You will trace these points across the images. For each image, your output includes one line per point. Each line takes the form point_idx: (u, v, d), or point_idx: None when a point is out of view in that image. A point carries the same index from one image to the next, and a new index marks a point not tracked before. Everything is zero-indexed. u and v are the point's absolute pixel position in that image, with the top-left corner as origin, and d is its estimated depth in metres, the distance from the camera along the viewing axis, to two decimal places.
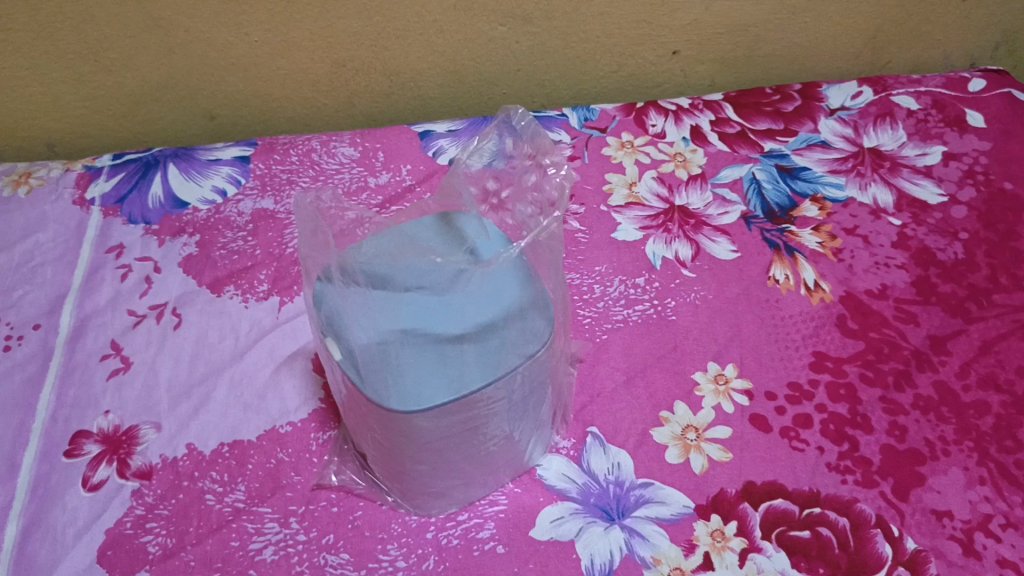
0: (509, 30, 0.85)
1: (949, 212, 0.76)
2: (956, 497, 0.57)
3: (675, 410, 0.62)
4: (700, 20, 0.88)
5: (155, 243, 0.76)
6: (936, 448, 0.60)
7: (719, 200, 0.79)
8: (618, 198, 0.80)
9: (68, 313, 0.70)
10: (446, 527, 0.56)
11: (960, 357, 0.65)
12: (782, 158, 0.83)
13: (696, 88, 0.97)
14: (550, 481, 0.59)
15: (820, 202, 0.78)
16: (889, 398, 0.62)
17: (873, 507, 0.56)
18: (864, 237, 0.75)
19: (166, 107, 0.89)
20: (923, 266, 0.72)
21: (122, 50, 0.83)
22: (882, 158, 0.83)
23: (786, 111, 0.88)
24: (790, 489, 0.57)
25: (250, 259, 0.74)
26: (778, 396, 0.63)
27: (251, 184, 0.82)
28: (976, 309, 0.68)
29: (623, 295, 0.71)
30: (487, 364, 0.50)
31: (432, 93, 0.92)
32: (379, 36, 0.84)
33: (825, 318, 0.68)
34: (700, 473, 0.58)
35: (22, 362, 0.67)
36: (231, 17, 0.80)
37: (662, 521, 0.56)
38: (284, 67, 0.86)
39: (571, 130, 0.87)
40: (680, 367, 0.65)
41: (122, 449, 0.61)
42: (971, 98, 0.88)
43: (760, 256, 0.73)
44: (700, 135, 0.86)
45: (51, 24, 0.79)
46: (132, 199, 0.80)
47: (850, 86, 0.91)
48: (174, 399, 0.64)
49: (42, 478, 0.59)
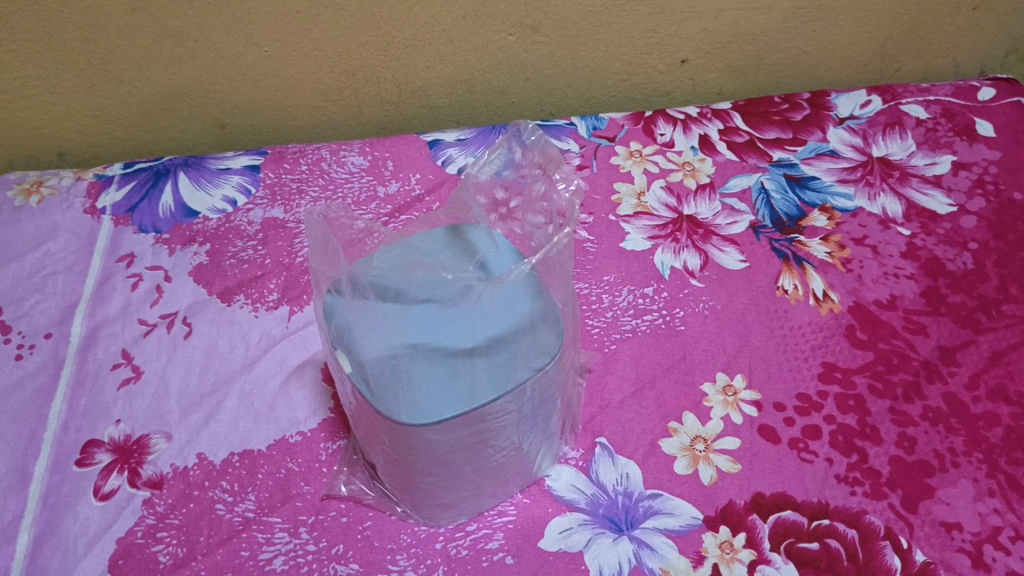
0: (518, 40, 0.85)
1: (959, 222, 0.76)
2: (966, 509, 0.57)
3: (683, 421, 0.62)
4: (708, 29, 0.88)
5: (166, 252, 0.77)
6: (946, 460, 0.60)
7: (727, 210, 0.79)
8: (627, 207, 0.80)
9: (79, 322, 0.71)
10: (455, 537, 0.56)
11: (969, 368, 0.65)
12: (791, 167, 0.83)
13: (705, 97, 0.97)
14: (559, 492, 0.59)
15: (829, 212, 0.78)
16: (898, 409, 0.62)
17: (882, 519, 0.56)
18: (873, 247, 0.75)
19: (177, 116, 0.90)
20: (932, 276, 0.72)
21: (133, 61, 0.83)
22: (892, 167, 0.83)
23: (795, 120, 0.89)
24: (799, 501, 0.57)
25: (260, 269, 0.75)
26: (787, 407, 0.63)
27: (261, 193, 0.82)
28: (986, 320, 0.68)
29: (632, 305, 0.71)
30: (497, 378, 0.50)
31: (441, 102, 0.92)
32: (388, 46, 0.84)
33: (834, 328, 0.68)
34: (709, 485, 0.58)
35: (34, 371, 0.67)
36: (241, 27, 0.81)
37: (671, 533, 0.56)
38: (294, 76, 0.86)
39: (579, 139, 0.87)
40: (689, 377, 0.65)
41: (133, 459, 0.61)
42: (981, 108, 0.88)
43: (768, 266, 0.74)
44: (708, 143, 0.86)
45: (63, 34, 0.80)
46: (143, 208, 0.81)
47: (859, 95, 0.91)
48: (185, 408, 0.64)
49: (54, 487, 0.60)
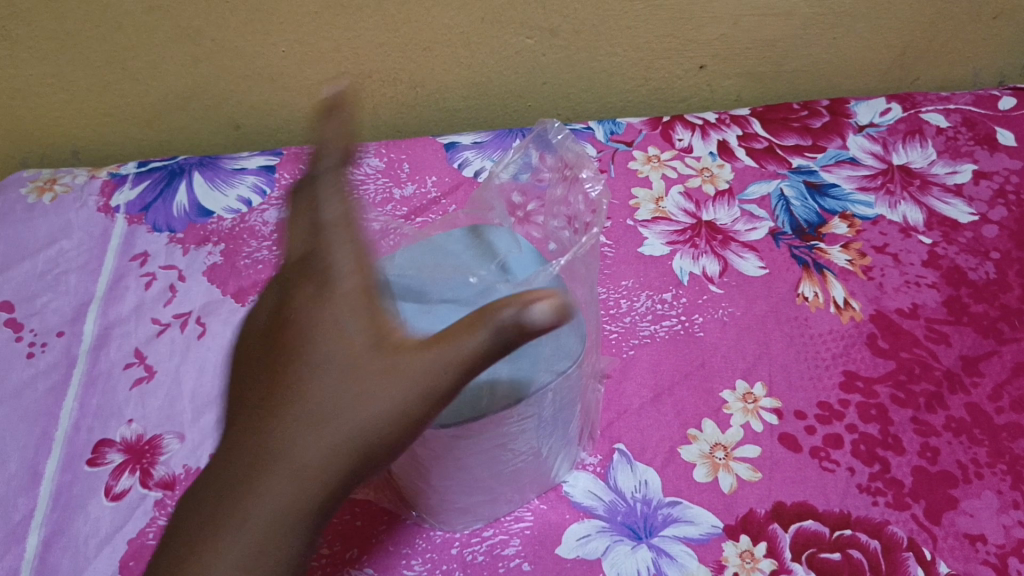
0: (536, 43, 0.85)
1: (981, 231, 0.76)
2: (990, 521, 0.56)
3: (703, 428, 0.62)
4: (727, 35, 0.87)
5: (180, 252, 0.76)
6: (969, 471, 0.59)
7: (746, 216, 0.78)
8: (644, 213, 0.79)
9: (92, 321, 0.70)
10: (471, 543, 0.56)
11: (992, 378, 0.64)
12: (810, 174, 0.82)
13: (722, 103, 0.97)
14: (576, 498, 0.58)
15: (849, 219, 0.78)
16: (920, 419, 0.62)
17: (905, 530, 0.56)
18: (894, 255, 0.74)
19: (193, 116, 0.90)
20: (954, 286, 0.71)
21: (149, 59, 0.83)
22: (912, 176, 0.82)
23: (814, 127, 0.88)
24: (821, 511, 0.56)
25: (275, 269, 0.74)
26: (808, 415, 0.62)
27: (276, 194, 0.82)
28: (1008, 330, 0.67)
29: (650, 311, 0.70)
30: (519, 382, 0.49)
31: (458, 105, 0.91)
32: (406, 48, 0.84)
33: (855, 336, 0.67)
34: (730, 493, 0.58)
35: (46, 371, 0.67)
36: (258, 28, 0.80)
37: (691, 541, 0.55)
38: (310, 78, 0.86)
39: (597, 144, 0.87)
40: (709, 384, 0.64)
41: (145, 459, 0.60)
42: (1002, 117, 0.86)
43: (788, 273, 0.73)
44: (727, 150, 0.86)
45: (79, 32, 0.79)
46: (157, 208, 0.80)
47: (879, 103, 0.90)
48: (198, 409, 0.63)
49: (64, 487, 0.59)
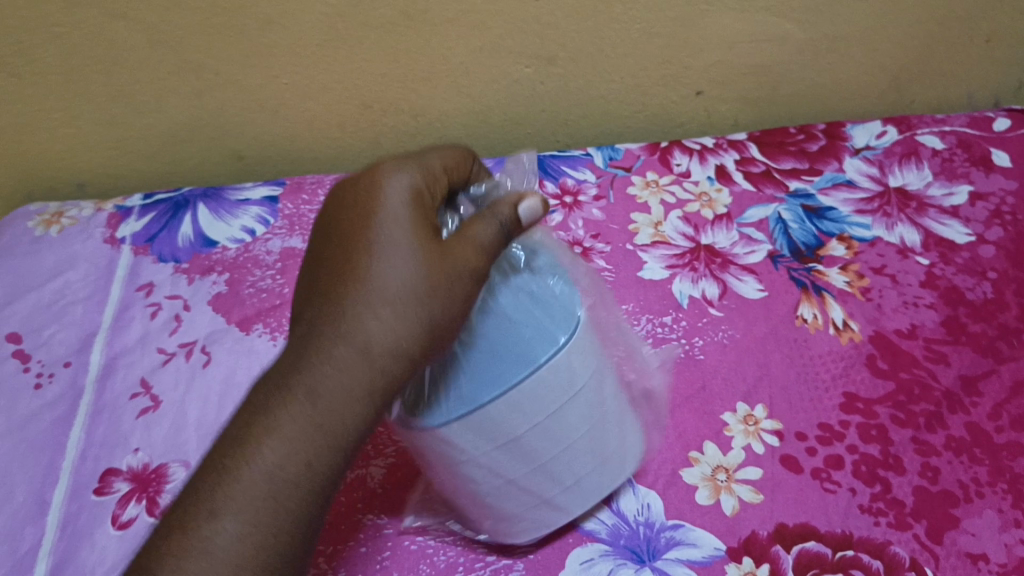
0: (534, 72, 0.86)
1: (977, 251, 0.76)
2: (991, 539, 0.56)
3: (704, 451, 0.62)
4: (723, 61, 0.88)
5: (185, 281, 0.77)
6: (970, 490, 0.59)
7: (744, 240, 0.79)
8: (644, 237, 0.80)
9: (98, 352, 0.71)
10: (476, 567, 0.56)
11: (992, 398, 0.64)
12: (808, 198, 0.83)
13: (720, 128, 0.98)
14: (580, 522, 0.58)
15: (847, 241, 0.78)
16: (921, 439, 0.62)
17: (907, 549, 0.56)
18: (892, 276, 0.75)
19: (197, 148, 0.91)
20: (952, 306, 0.72)
21: (153, 92, 0.84)
22: (909, 198, 0.82)
23: (810, 150, 0.88)
24: (822, 532, 0.57)
25: (278, 297, 0.75)
26: (809, 436, 0.62)
27: (279, 223, 0.82)
28: (1007, 349, 0.68)
29: (651, 334, 0.71)
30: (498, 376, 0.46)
31: (458, 134, 0.93)
32: (406, 78, 0.85)
33: (855, 358, 0.68)
34: (732, 515, 0.58)
35: (52, 402, 0.67)
36: (260, 60, 0.81)
37: (694, 564, 0.55)
38: (312, 109, 0.87)
39: (596, 169, 0.88)
40: (710, 407, 0.65)
41: (151, 488, 0.61)
42: (997, 139, 0.87)
43: (787, 295, 0.73)
44: (725, 174, 0.87)
45: (84, 68, 0.81)
46: (162, 238, 0.81)
47: (875, 126, 0.91)
48: (202, 437, 0.64)
49: (72, 516, 0.60)
